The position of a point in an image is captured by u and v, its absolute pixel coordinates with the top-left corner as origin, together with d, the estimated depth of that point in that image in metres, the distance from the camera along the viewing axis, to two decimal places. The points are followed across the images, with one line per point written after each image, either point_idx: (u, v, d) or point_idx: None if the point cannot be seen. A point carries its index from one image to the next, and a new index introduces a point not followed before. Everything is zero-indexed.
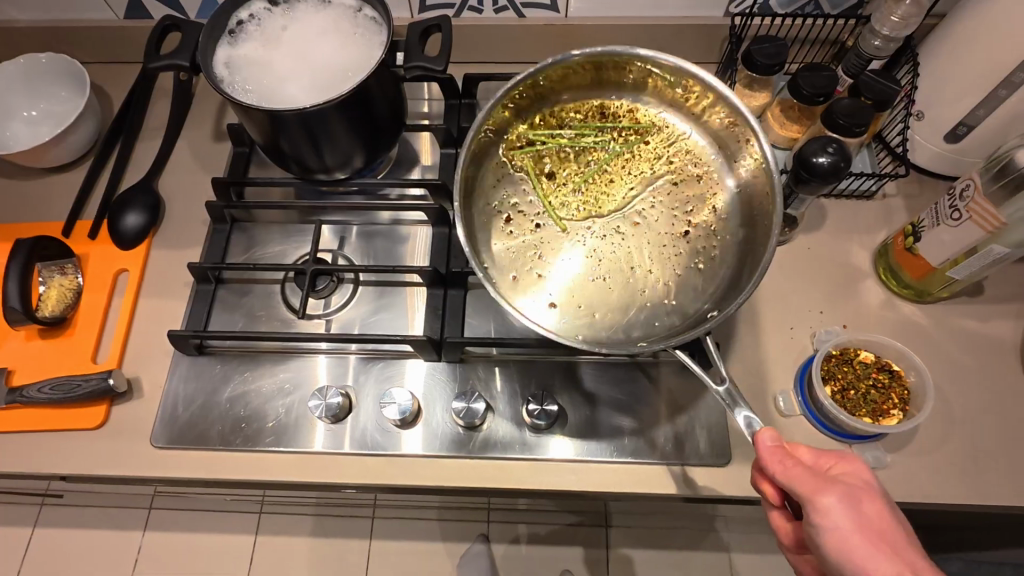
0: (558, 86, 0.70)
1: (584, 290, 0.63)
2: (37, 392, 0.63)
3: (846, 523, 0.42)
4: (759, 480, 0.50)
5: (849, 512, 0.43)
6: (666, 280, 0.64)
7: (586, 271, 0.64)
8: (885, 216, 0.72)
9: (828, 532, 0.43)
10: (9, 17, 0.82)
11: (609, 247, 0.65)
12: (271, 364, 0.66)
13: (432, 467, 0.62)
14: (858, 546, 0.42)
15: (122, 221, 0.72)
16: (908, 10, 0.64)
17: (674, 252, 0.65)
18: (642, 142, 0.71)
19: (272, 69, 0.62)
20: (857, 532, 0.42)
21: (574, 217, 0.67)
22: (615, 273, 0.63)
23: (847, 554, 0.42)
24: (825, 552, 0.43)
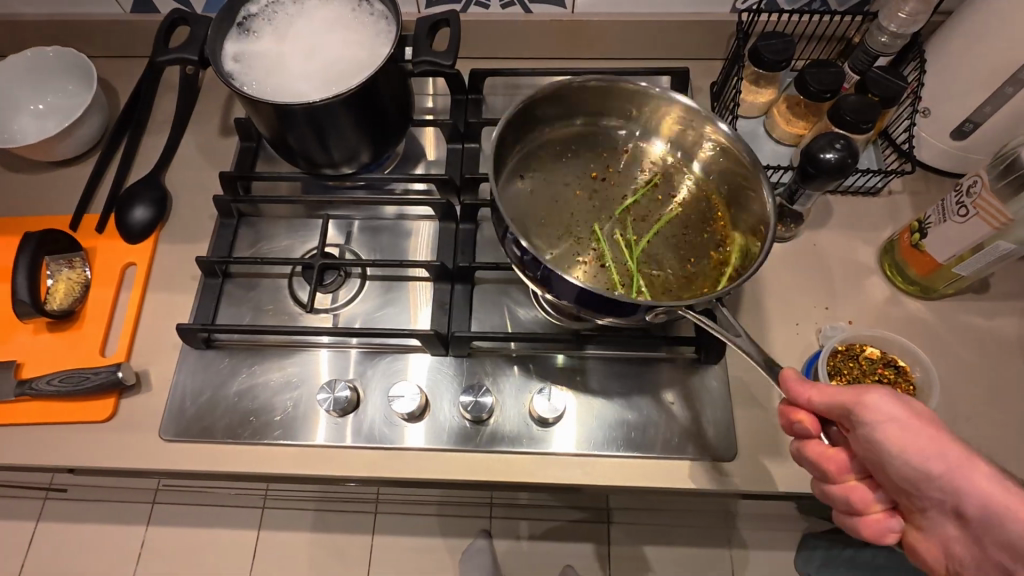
0: (568, 110, 0.68)
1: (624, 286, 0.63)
2: (46, 384, 0.63)
3: (899, 413, 0.45)
4: (792, 411, 0.49)
5: (898, 405, 0.45)
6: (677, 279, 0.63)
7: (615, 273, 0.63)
8: (891, 212, 0.72)
9: (882, 427, 0.44)
10: (16, 10, 0.82)
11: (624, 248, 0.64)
12: (278, 358, 0.66)
13: (439, 460, 0.62)
14: (917, 432, 0.44)
15: (129, 215, 0.72)
16: (916, 6, 0.64)
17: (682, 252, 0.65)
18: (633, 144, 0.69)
19: (281, 64, 0.62)
20: (910, 420, 0.45)
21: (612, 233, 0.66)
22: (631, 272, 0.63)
23: (910, 442, 0.44)
24: (884, 447, 0.45)
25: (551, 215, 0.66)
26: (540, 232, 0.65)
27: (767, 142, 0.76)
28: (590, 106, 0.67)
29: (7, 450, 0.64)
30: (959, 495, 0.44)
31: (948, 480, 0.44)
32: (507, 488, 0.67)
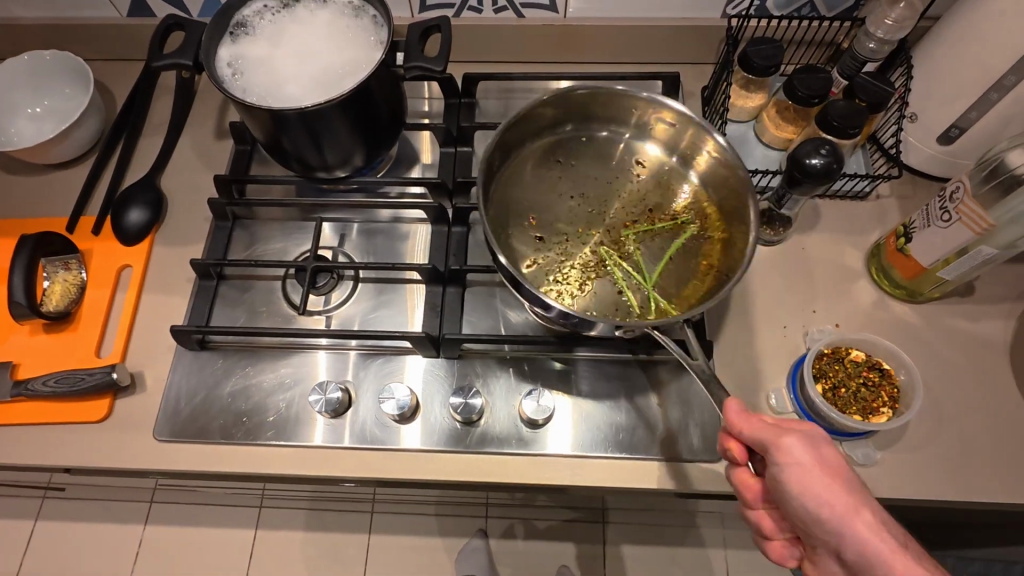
0: (561, 115, 0.70)
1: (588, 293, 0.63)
2: (42, 385, 0.64)
3: (807, 460, 0.45)
4: (726, 439, 0.49)
5: (808, 451, 0.45)
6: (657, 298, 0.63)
7: (592, 280, 0.64)
8: (878, 216, 0.73)
9: (786, 472, 0.45)
10: (12, 14, 0.83)
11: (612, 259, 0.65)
12: (273, 359, 0.67)
13: (431, 461, 0.63)
14: (817, 482, 0.44)
15: (125, 217, 0.73)
16: (902, 13, 0.65)
17: (674, 261, 0.65)
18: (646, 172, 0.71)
19: (275, 68, 0.63)
20: (817, 468, 0.44)
21: (603, 237, 0.67)
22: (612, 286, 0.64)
23: (807, 490, 0.44)
24: (786, 490, 0.45)
25: (544, 217, 0.67)
26: (519, 231, 0.66)
27: (757, 147, 0.77)
28: (594, 112, 0.70)
29: (3, 450, 0.64)
30: (843, 542, 0.44)
31: (837, 533, 0.44)
32: (498, 488, 0.68)
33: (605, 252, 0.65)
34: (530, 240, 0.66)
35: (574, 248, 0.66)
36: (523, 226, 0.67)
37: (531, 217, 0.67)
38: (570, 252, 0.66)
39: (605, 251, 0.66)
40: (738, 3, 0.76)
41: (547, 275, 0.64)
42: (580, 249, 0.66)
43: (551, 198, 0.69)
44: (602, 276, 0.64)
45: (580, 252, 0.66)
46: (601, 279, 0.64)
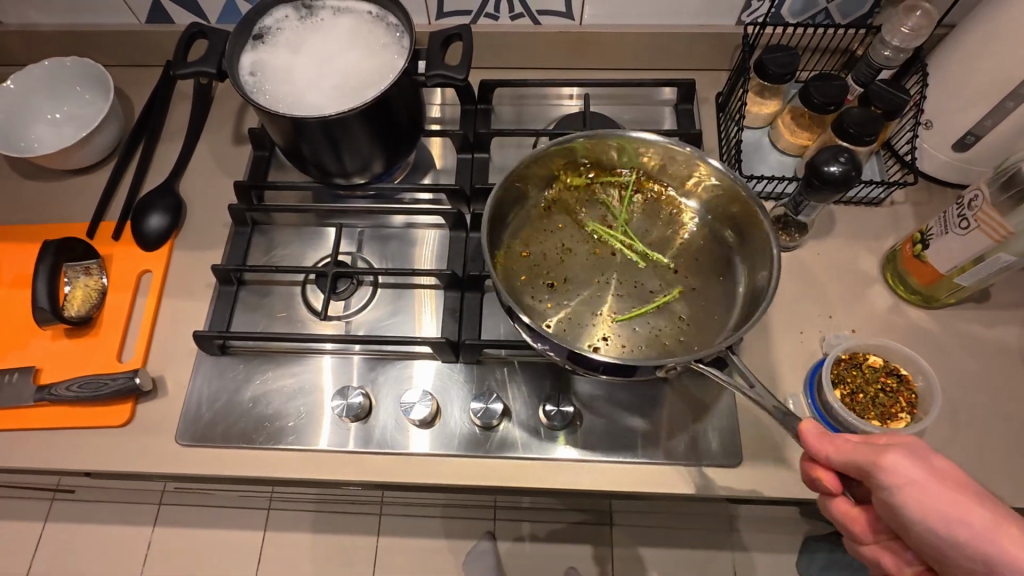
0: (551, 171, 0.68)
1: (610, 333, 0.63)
2: (64, 390, 0.64)
3: (920, 475, 0.43)
4: (811, 468, 0.49)
5: (917, 466, 0.44)
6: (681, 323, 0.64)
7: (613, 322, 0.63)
8: (893, 222, 0.73)
9: (900, 492, 0.43)
10: (31, 20, 0.83)
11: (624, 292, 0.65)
12: (288, 364, 0.68)
13: (449, 466, 0.64)
14: (937, 495, 0.43)
15: (145, 223, 0.74)
16: (917, 22, 0.66)
17: (693, 283, 0.66)
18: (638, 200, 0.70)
19: (298, 76, 0.63)
20: (932, 481, 0.43)
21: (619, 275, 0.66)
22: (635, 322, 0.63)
23: (930, 507, 0.43)
24: (905, 513, 0.44)
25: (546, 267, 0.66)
26: (531, 283, 0.65)
27: (772, 153, 0.77)
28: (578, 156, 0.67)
29: (26, 454, 0.65)
30: (988, 562, 0.41)
31: (979, 553, 0.41)
32: (516, 492, 0.68)
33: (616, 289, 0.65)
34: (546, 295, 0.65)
35: (589, 288, 0.65)
36: (539, 287, 0.66)
37: (537, 268, 0.66)
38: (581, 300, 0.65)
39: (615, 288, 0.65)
40: (753, 10, 0.77)
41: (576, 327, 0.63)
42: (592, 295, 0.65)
43: (550, 251, 0.68)
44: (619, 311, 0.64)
45: (594, 295, 0.65)
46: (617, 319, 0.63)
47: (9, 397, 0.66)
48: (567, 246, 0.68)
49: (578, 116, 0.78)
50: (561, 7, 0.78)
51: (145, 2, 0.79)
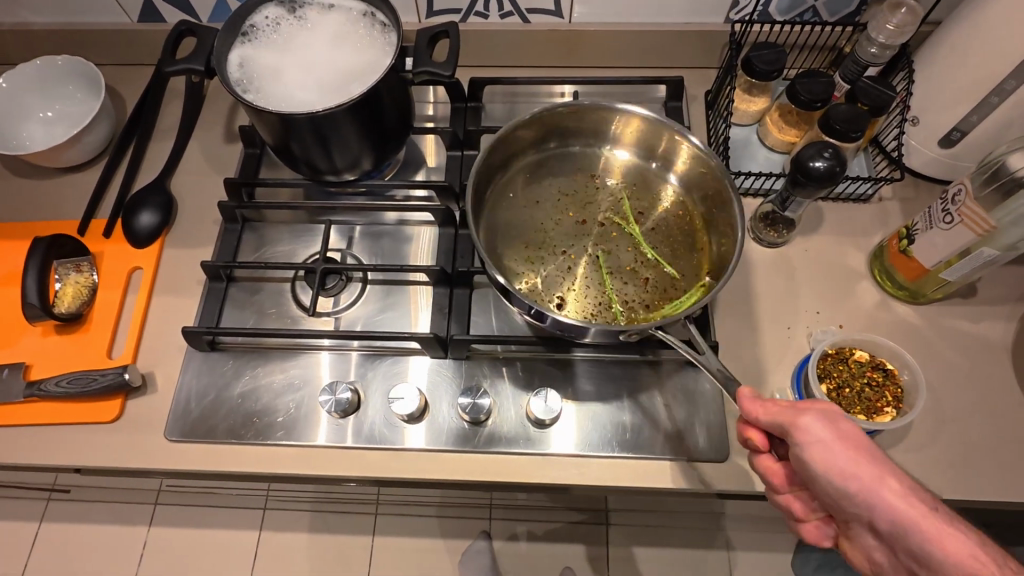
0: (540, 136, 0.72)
1: (589, 295, 0.65)
2: (55, 386, 0.65)
3: (826, 436, 0.44)
4: (746, 428, 0.50)
5: (827, 428, 0.44)
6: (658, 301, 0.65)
7: (591, 286, 0.65)
8: (881, 218, 0.73)
9: (808, 450, 0.44)
10: (24, 19, 0.84)
11: (604, 259, 0.67)
12: (280, 360, 0.68)
13: (438, 461, 0.64)
14: (840, 454, 0.43)
15: (136, 220, 0.74)
16: (903, 18, 0.66)
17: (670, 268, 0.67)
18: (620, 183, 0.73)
19: (285, 74, 0.64)
20: (837, 444, 0.44)
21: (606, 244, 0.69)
22: (613, 288, 0.65)
23: (832, 464, 0.43)
24: (812, 469, 0.45)
25: (540, 237, 0.69)
26: (514, 251, 0.68)
27: (760, 150, 0.78)
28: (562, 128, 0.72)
29: (15, 450, 0.65)
30: (873, 513, 0.42)
31: (867, 504, 0.43)
32: (506, 488, 0.69)
33: (597, 255, 0.68)
34: (528, 258, 0.67)
35: (574, 257, 0.68)
36: (520, 245, 0.68)
37: (530, 236, 0.69)
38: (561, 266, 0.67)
39: (597, 255, 0.68)
40: (741, 8, 0.77)
41: (550, 291, 0.65)
42: (571, 262, 0.67)
43: (538, 218, 0.71)
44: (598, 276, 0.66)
45: (578, 261, 0.67)
46: (598, 287, 0.65)
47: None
48: (552, 215, 0.71)
49: None
50: (550, 5, 0.78)
51: (137, 2, 0.80)
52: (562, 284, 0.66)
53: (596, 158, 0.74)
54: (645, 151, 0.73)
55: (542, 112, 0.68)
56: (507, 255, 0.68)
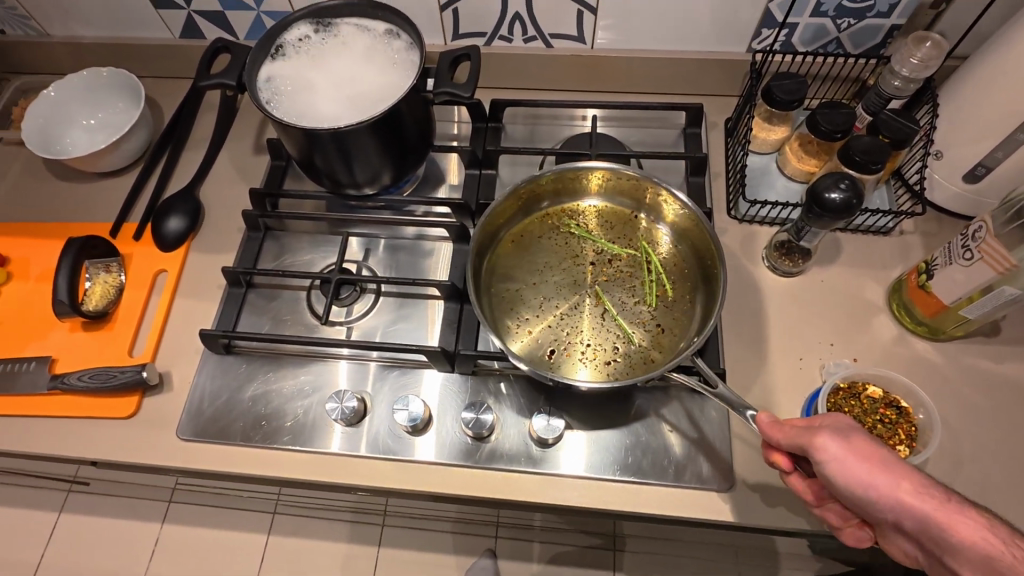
0: (540, 192, 0.68)
1: (578, 354, 0.61)
2: (77, 379, 0.66)
3: (841, 452, 0.45)
4: (770, 452, 0.51)
5: (842, 444, 0.46)
6: (650, 332, 0.62)
7: (592, 343, 0.61)
8: (901, 252, 0.72)
9: (829, 468, 0.46)
10: (75, 32, 0.89)
11: (595, 317, 0.63)
12: (293, 367, 0.69)
13: (443, 475, 0.63)
14: (857, 468, 0.45)
15: (164, 225, 0.77)
16: (927, 52, 0.66)
17: (661, 304, 0.63)
18: (610, 229, 0.69)
19: (313, 90, 0.66)
20: (852, 457, 0.45)
21: (593, 298, 0.64)
22: (603, 342, 0.62)
23: (851, 477, 0.45)
24: (834, 482, 0.46)
25: (544, 296, 0.65)
26: (517, 315, 0.64)
27: (779, 179, 0.77)
28: (560, 185, 0.69)
29: (35, 441, 0.67)
30: (897, 515, 0.44)
31: (891, 509, 0.44)
32: (508, 505, 0.67)
33: (591, 309, 0.63)
34: (532, 317, 0.63)
35: (574, 312, 0.63)
36: (530, 302, 0.64)
37: (535, 296, 0.64)
38: (557, 318, 0.63)
39: (591, 309, 0.63)
40: (763, 38, 0.77)
41: (556, 353, 0.61)
42: (574, 318, 0.63)
43: (544, 271, 0.66)
44: (600, 333, 0.62)
45: (581, 320, 0.63)
46: (595, 347, 0.61)
47: None
48: (555, 269, 0.66)
49: (585, 137, 0.78)
50: (573, 30, 0.80)
51: (179, 18, 0.84)
52: (570, 339, 0.62)
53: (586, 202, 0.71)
54: (621, 194, 0.70)
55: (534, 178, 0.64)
56: (504, 313, 0.64)
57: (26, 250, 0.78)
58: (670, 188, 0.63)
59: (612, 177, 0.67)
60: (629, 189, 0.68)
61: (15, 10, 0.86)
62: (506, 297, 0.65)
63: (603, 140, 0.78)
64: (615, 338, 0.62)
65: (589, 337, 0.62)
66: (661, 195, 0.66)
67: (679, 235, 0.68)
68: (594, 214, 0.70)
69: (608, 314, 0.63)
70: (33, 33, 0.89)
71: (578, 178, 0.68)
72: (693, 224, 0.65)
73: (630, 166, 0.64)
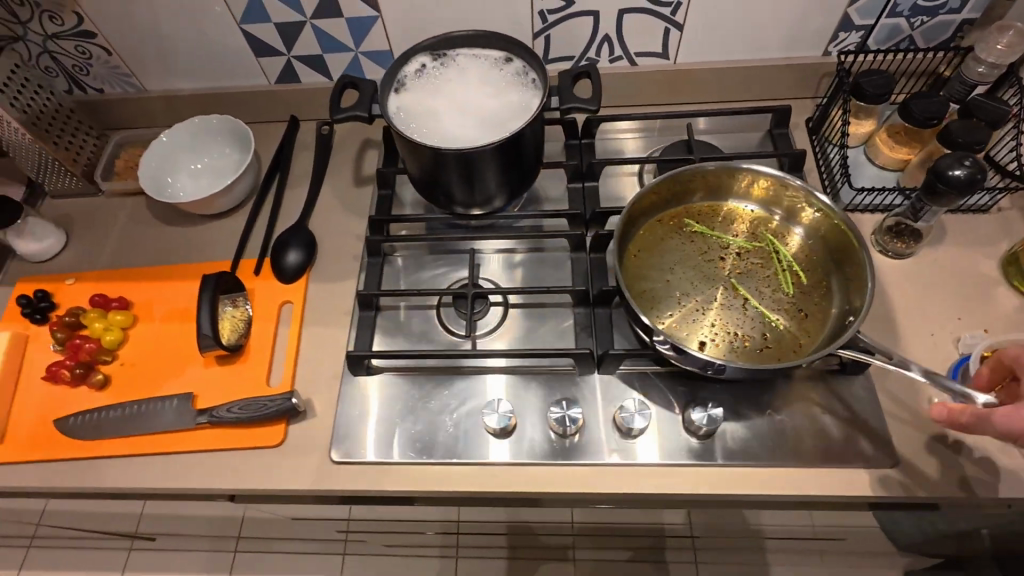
0: (668, 194, 0.71)
1: (728, 345, 0.63)
2: (226, 412, 0.67)
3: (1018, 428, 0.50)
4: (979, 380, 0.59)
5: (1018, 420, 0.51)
6: (794, 318, 0.64)
7: (739, 333, 0.63)
8: (1005, 227, 0.75)
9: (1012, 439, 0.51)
10: (173, 86, 0.93)
11: (737, 308, 0.65)
12: (435, 383, 0.70)
13: (605, 476, 0.63)
14: None
15: (285, 259, 0.79)
16: (1012, 39, 0.71)
17: (799, 292, 0.65)
18: (733, 225, 0.71)
19: (442, 117, 0.69)
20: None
21: (730, 291, 0.66)
22: (750, 331, 0.63)
23: None
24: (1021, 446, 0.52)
25: (683, 292, 0.67)
26: (661, 312, 0.65)
27: (870, 169, 0.81)
28: (685, 186, 0.71)
29: (187, 476, 0.67)
30: None
31: None
32: (659, 503, 0.68)
33: (731, 302, 0.65)
34: (676, 314, 0.65)
35: (715, 306, 0.65)
36: (670, 299, 0.66)
37: (675, 294, 0.66)
38: (700, 314, 0.65)
39: (731, 302, 0.65)
40: (841, 40, 0.82)
41: (706, 346, 0.63)
42: (717, 311, 0.65)
43: (677, 270, 0.68)
44: (745, 323, 0.64)
45: (724, 312, 0.65)
46: (743, 336, 0.63)
47: (132, 423, 0.69)
48: (688, 267, 0.68)
49: (682, 144, 0.82)
50: (658, 48, 0.84)
51: (278, 65, 0.89)
52: (717, 331, 0.64)
53: (709, 200, 0.73)
54: (737, 193, 0.72)
55: (672, 176, 0.67)
56: (649, 311, 0.65)
57: (149, 294, 0.80)
58: (800, 184, 0.66)
59: (734, 175, 0.70)
60: (749, 185, 0.71)
61: (119, 68, 0.90)
62: (646, 295, 0.67)
63: (700, 146, 0.82)
64: (761, 327, 0.64)
65: (735, 327, 0.64)
66: (785, 190, 0.69)
67: (800, 226, 0.70)
68: (716, 211, 0.72)
69: (749, 305, 0.65)
70: (132, 89, 0.93)
71: (704, 180, 0.70)
72: (817, 214, 0.68)
73: (755, 166, 0.67)
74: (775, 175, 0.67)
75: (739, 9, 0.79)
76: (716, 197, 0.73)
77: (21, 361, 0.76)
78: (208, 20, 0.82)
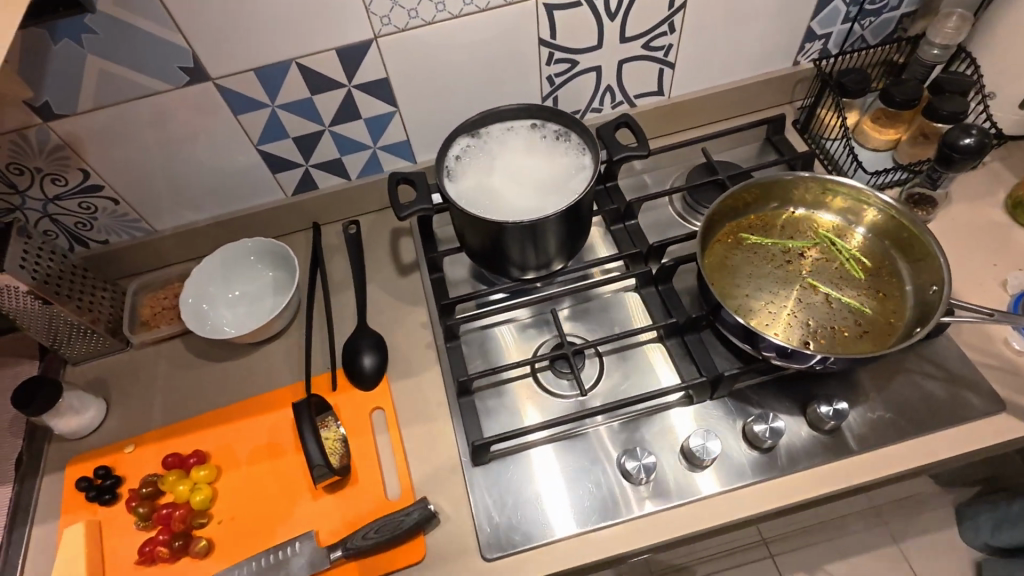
0: (723, 214, 0.76)
1: (829, 337, 0.67)
2: (363, 538, 0.63)
3: None
4: None
5: None
6: (875, 301, 0.70)
7: (836, 324, 0.68)
8: (995, 178, 0.85)
9: None
10: (183, 220, 0.89)
11: (823, 302, 0.70)
12: (561, 450, 0.69)
13: (755, 494, 0.65)
14: None
15: (360, 365, 0.76)
16: (957, 22, 0.82)
17: (869, 277, 0.72)
18: (785, 229, 0.77)
19: (503, 191, 0.72)
20: None
21: (811, 288, 0.71)
22: (843, 321, 0.68)
23: None
24: None
25: (770, 298, 0.71)
26: (759, 322, 0.69)
27: (865, 153, 0.89)
28: (736, 202, 0.76)
29: None
30: None
31: None
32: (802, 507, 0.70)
33: (816, 297, 0.70)
34: (772, 319, 0.69)
35: (803, 304, 0.70)
36: (761, 308, 0.70)
37: (764, 302, 0.70)
38: (794, 315, 0.69)
39: (816, 297, 0.70)
40: (807, 50, 0.92)
41: (811, 342, 0.67)
42: (806, 309, 0.69)
43: (755, 279, 0.72)
44: (836, 314, 0.69)
45: (814, 308, 0.69)
46: (840, 326, 0.68)
47: None
48: (764, 275, 0.72)
49: (704, 168, 0.87)
50: (654, 87, 0.91)
51: (295, 176, 0.88)
52: (815, 327, 0.68)
53: (757, 211, 0.78)
54: (780, 200, 0.78)
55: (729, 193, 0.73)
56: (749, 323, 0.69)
57: (225, 439, 0.75)
58: (846, 182, 0.74)
59: (778, 182, 0.76)
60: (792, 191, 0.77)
61: (127, 215, 0.86)
62: (739, 309, 0.70)
63: (720, 165, 0.87)
64: (851, 314, 0.69)
65: (830, 320, 0.68)
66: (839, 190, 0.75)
67: (852, 219, 0.77)
68: (765, 220, 0.78)
69: (833, 297, 0.70)
70: (140, 233, 0.89)
71: (752, 194, 0.76)
72: (867, 208, 0.75)
73: (804, 175, 0.75)
74: (826, 178, 0.75)
75: (720, 41, 0.87)
76: (762, 207, 0.79)
77: (101, 551, 0.69)
78: (223, 148, 0.81)
